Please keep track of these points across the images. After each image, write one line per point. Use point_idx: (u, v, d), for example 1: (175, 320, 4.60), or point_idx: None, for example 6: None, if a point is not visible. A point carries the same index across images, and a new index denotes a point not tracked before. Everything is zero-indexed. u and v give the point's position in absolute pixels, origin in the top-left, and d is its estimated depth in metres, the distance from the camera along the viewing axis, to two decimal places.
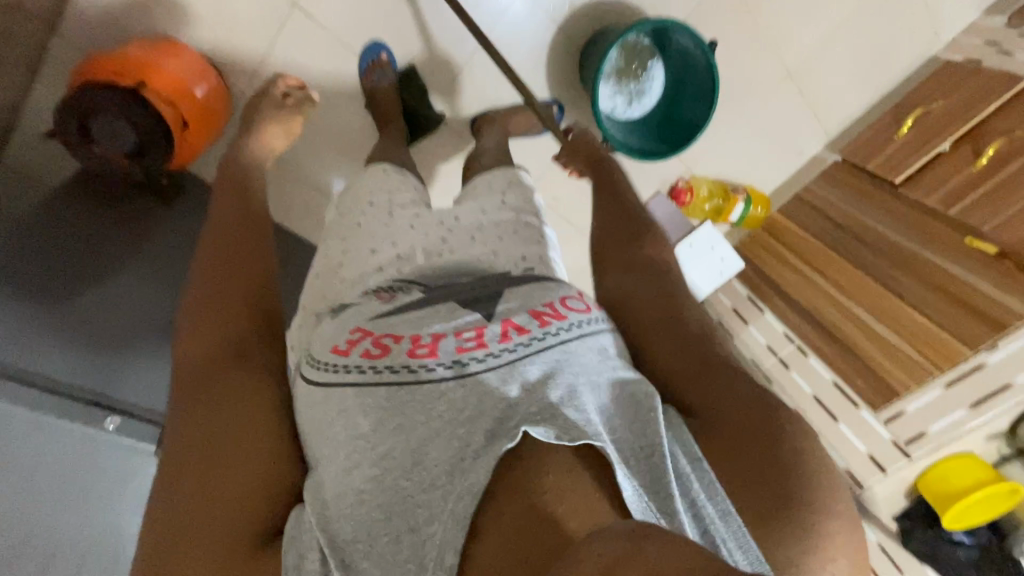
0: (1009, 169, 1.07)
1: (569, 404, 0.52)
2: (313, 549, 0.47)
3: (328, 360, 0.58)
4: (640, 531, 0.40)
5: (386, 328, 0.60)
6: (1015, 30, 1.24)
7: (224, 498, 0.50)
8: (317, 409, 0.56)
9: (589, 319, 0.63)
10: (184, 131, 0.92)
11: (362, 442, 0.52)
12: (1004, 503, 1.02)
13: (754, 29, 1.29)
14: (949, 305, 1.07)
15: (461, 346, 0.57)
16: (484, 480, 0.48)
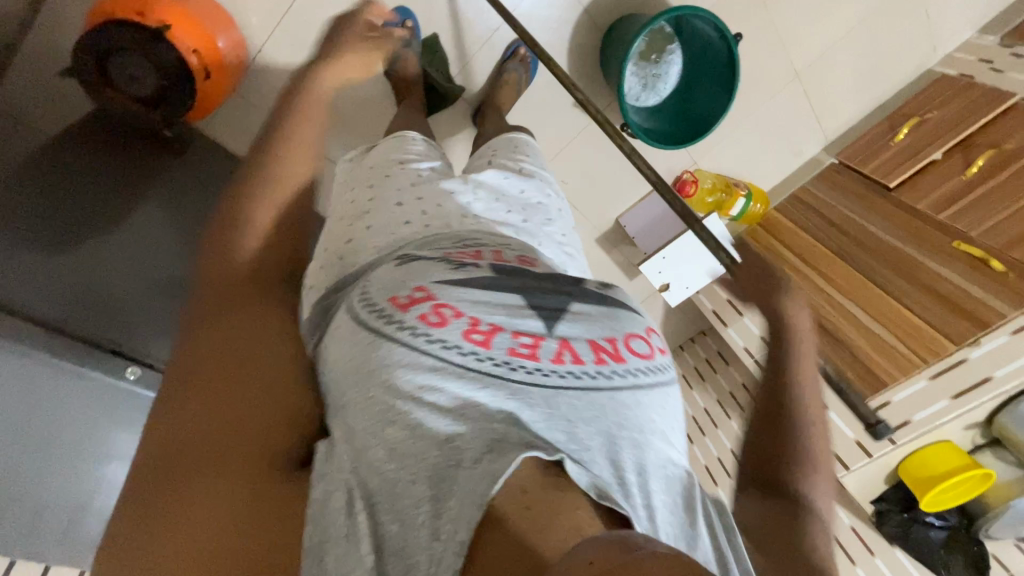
0: (997, 178, 1.14)
1: (605, 455, 0.50)
2: (341, 489, 0.45)
3: (382, 309, 0.53)
4: (626, 543, 0.37)
5: (449, 297, 0.54)
6: (1006, 49, 1.31)
7: (239, 423, 0.47)
8: (353, 349, 0.53)
9: (648, 368, 0.58)
10: (207, 83, 0.89)
11: (398, 404, 0.48)
12: (975, 487, 1.10)
13: (769, 26, 1.32)
14: (936, 303, 1.14)
15: (515, 348, 0.52)
16: (509, 468, 0.43)
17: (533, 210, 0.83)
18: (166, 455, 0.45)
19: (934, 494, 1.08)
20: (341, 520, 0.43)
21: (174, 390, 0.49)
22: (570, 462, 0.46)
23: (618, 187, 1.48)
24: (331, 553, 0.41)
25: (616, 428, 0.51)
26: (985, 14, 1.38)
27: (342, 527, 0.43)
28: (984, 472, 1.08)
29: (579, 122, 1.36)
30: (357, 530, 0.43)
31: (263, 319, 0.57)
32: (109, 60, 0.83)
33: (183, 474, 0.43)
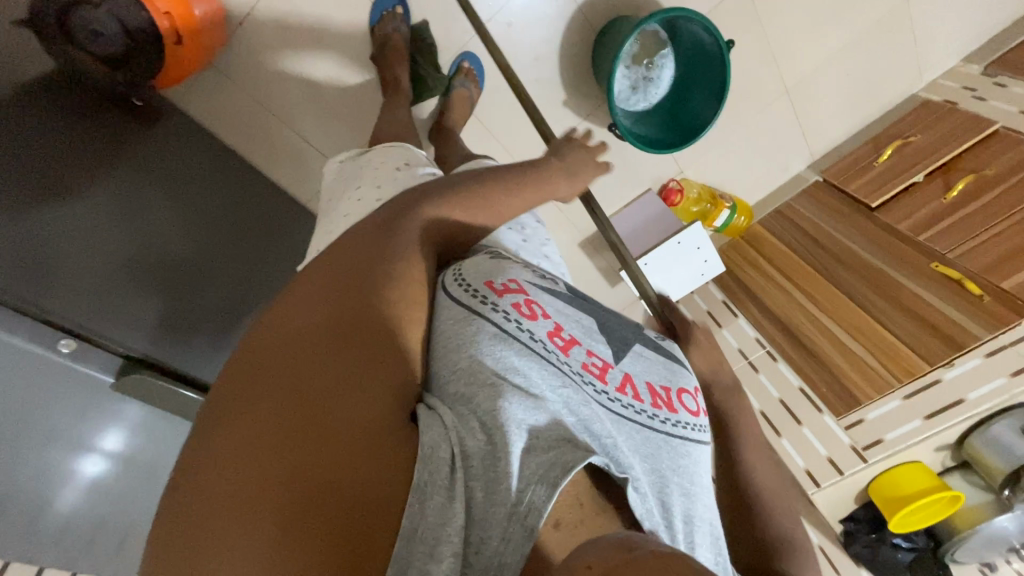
0: (975, 203, 1.16)
1: (657, 495, 0.50)
2: (444, 443, 0.45)
3: (476, 290, 0.55)
4: (629, 543, 0.35)
5: (541, 297, 0.56)
6: (990, 77, 1.34)
7: (337, 386, 0.47)
8: (446, 321, 0.55)
9: (696, 425, 0.56)
10: (176, 45, 0.95)
11: (489, 377, 0.49)
12: (943, 509, 1.08)
13: (763, 39, 1.32)
14: (913, 323, 1.14)
15: (588, 364, 0.54)
16: (580, 464, 0.44)
17: (530, 231, 0.80)
18: (233, 439, 0.43)
19: (902, 516, 1.05)
20: (443, 472, 0.44)
21: (293, 325, 0.51)
22: (632, 491, 0.47)
23: (606, 191, 1.46)
24: (430, 501, 0.42)
25: (669, 471, 0.52)
26: (971, 43, 1.41)
27: (443, 483, 0.43)
28: (952, 494, 1.05)
29: (568, 124, 1.32)
30: (455, 490, 0.43)
31: (340, 303, 0.52)
32: (70, 13, 0.85)
33: (248, 465, 0.41)
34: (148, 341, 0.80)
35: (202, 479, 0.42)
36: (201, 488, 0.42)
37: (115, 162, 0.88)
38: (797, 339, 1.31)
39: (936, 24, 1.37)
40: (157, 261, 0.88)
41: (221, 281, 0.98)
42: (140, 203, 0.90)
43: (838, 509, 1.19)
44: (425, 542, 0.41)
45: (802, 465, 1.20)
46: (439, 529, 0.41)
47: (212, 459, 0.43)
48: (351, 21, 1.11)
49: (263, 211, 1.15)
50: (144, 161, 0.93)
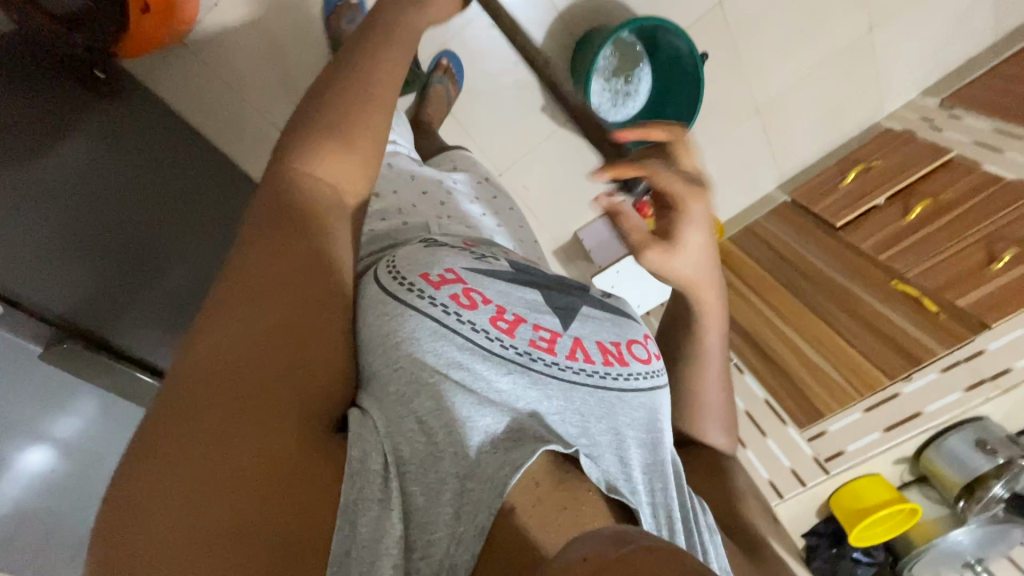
0: (933, 225, 1.22)
1: (615, 453, 0.51)
2: (377, 451, 0.42)
3: (411, 283, 0.51)
4: (623, 536, 0.31)
5: (480, 283, 0.53)
6: (945, 111, 1.43)
7: (273, 370, 0.42)
8: (376, 316, 0.51)
9: (648, 372, 0.57)
10: (143, 15, 0.93)
11: (424, 375, 0.47)
12: (902, 522, 1.07)
13: (739, 60, 1.36)
14: (876, 338, 1.16)
15: (536, 340, 0.52)
16: (530, 459, 0.43)
17: (504, 215, 0.83)
18: (160, 452, 0.36)
19: (862, 527, 1.04)
20: (376, 483, 0.41)
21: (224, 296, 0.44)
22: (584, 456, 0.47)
23: (581, 198, 1.47)
24: (363, 517, 0.39)
25: (624, 426, 0.52)
26: (927, 79, 1.50)
27: (377, 491, 0.40)
28: (911, 506, 1.05)
29: (544, 128, 1.33)
30: (389, 499, 0.41)
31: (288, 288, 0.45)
32: None
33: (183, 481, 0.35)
34: (65, 302, 0.73)
35: (119, 508, 0.35)
36: (126, 512, 0.35)
37: (69, 130, 0.81)
38: (763, 352, 1.31)
39: (898, 59, 1.45)
40: (112, 245, 0.81)
41: (180, 258, 0.94)
42: (87, 179, 0.81)
43: (798, 522, 1.16)
44: (364, 553, 0.38)
45: (766, 476, 1.16)
46: (375, 545, 0.38)
47: (134, 479, 0.36)
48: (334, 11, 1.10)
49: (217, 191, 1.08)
50: (110, 134, 0.88)
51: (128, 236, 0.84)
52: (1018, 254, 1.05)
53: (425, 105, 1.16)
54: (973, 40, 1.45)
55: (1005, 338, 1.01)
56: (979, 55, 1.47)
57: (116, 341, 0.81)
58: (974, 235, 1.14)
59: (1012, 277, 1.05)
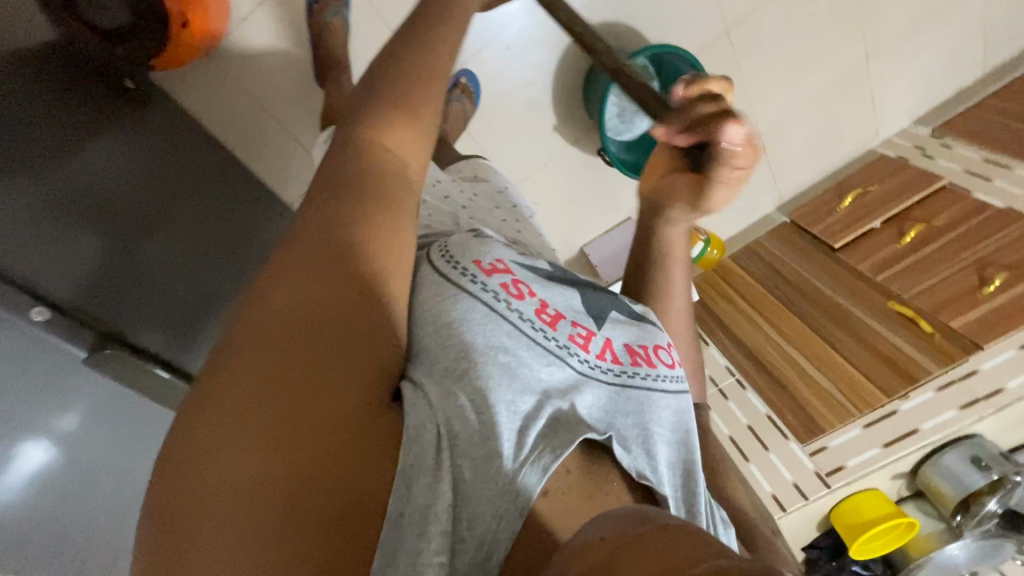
0: (927, 249, 1.29)
1: (641, 445, 0.52)
2: (431, 423, 0.45)
3: (465, 268, 0.55)
4: (640, 516, 0.35)
5: (526, 277, 0.58)
6: (937, 140, 1.50)
7: (331, 355, 0.44)
8: (431, 296, 0.54)
9: (675, 375, 0.60)
10: (182, 28, 0.98)
11: (475, 354, 0.49)
12: (899, 537, 1.09)
13: (746, 87, 1.40)
14: (874, 357, 1.21)
15: (573, 336, 0.56)
16: (572, 446, 0.46)
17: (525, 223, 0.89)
18: (218, 419, 0.39)
19: (862, 542, 1.06)
20: (428, 453, 0.44)
21: (281, 280, 0.45)
22: (618, 445, 0.50)
23: (588, 214, 1.50)
24: (416, 484, 0.43)
25: (653, 423, 0.54)
26: (919, 109, 1.57)
27: (430, 461, 0.43)
28: (908, 521, 1.08)
29: (555, 146, 1.37)
30: (442, 468, 0.43)
31: (339, 269, 0.47)
32: None
33: (243, 450, 0.38)
34: (74, 286, 0.75)
35: (180, 467, 0.38)
36: (185, 473, 0.38)
37: (104, 133, 0.89)
38: (765, 368, 1.35)
39: (893, 90, 1.52)
40: (118, 246, 0.84)
41: (189, 254, 0.96)
42: (105, 193, 0.85)
43: (800, 536, 1.17)
44: (414, 519, 0.41)
45: (769, 490, 1.18)
46: (426, 509, 0.42)
47: (192, 441, 0.39)
48: (358, 30, 1.13)
49: (227, 194, 1.10)
50: (134, 138, 0.95)
51: (133, 228, 0.87)
52: (1008, 278, 1.11)
53: (442, 121, 1.19)
54: (963, 74, 1.53)
55: (996, 359, 1.06)
56: (968, 88, 1.55)
57: (139, 341, 0.83)
58: (966, 259, 1.21)
59: (1002, 299, 1.10)
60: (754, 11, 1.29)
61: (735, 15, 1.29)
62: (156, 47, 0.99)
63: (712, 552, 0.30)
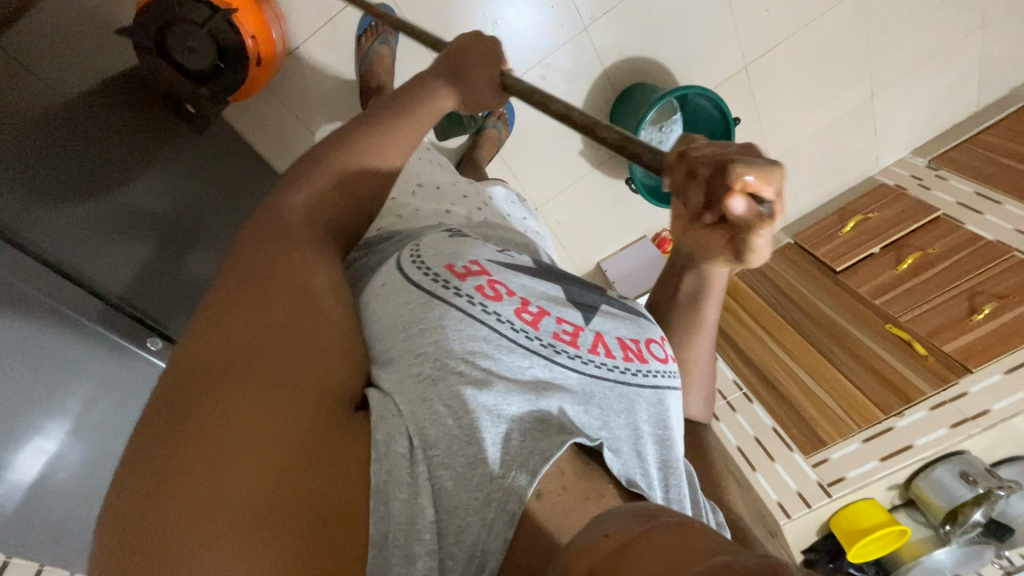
0: (923, 276, 1.39)
1: (632, 447, 0.54)
2: (402, 435, 0.47)
3: (437, 274, 0.58)
4: (646, 512, 0.38)
5: (502, 277, 0.59)
6: (932, 171, 1.61)
7: (301, 368, 0.49)
8: (405, 305, 0.57)
9: (664, 370, 0.60)
10: (258, 66, 1.04)
11: (448, 360, 0.51)
12: (893, 542, 1.19)
13: (759, 118, 1.48)
14: (872, 377, 1.31)
15: (559, 333, 0.57)
16: (558, 451, 0.47)
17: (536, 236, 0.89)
18: (201, 432, 0.42)
19: (859, 547, 1.16)
20: (403, 466, 0.46)
21: (249, 305, 0.51)
22: (608, 452, 0.50)
23: (606, 231, 1.58)
24: (395, 499, 0.44)
25: (641, 422, 0.55)
26: (916, 140, 1.68)
27: (405, 473, 0.45)
28: (901, 528, 1.18)
29: (579, 169, 1.44)
30: (418, 483, 0.45)
31: (299, 299, 0.54)
32: (169, 30, 0.95)
33: (205, 485, 0.40)
34: (122, 279, 0.88)
35: (159, 478, 0.40)
36: (169, 489, 0.40)
37: (156, 154, 0.98)
38: (770, 383, 1.44)
39: (894, 123, 1.62)
40: (161, 262, 0.95)
41: (212, 253, 1.05)
42: (148, 206, 0.94)
43: (800, 541, 1.28)
44: (399, 538, 0.43)
45: (774, 497, 1.28)
46: (409, 527, 0.44)
47: (162, 470, 0.41)
48: (403, 60, 1.19)
49: (219, 185, 1.09)
50: (188, 163, 1.03)
51: (178, 242, 0.99)
52: (996, 307, 1.22)
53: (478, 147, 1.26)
54: (958, 110, 1.63)
55: (984, 382, 1.16)
56: (962, 122, 1.66)
57: (173, 330, 0.94)
58: (957, 287, 1.31)
59: (990, 327, 1.21)
60: (771, 49, 1.38)
61: (754, 52, 1.37)
62: (238, 83, 1.03)
63: (710, 555, 0.32)
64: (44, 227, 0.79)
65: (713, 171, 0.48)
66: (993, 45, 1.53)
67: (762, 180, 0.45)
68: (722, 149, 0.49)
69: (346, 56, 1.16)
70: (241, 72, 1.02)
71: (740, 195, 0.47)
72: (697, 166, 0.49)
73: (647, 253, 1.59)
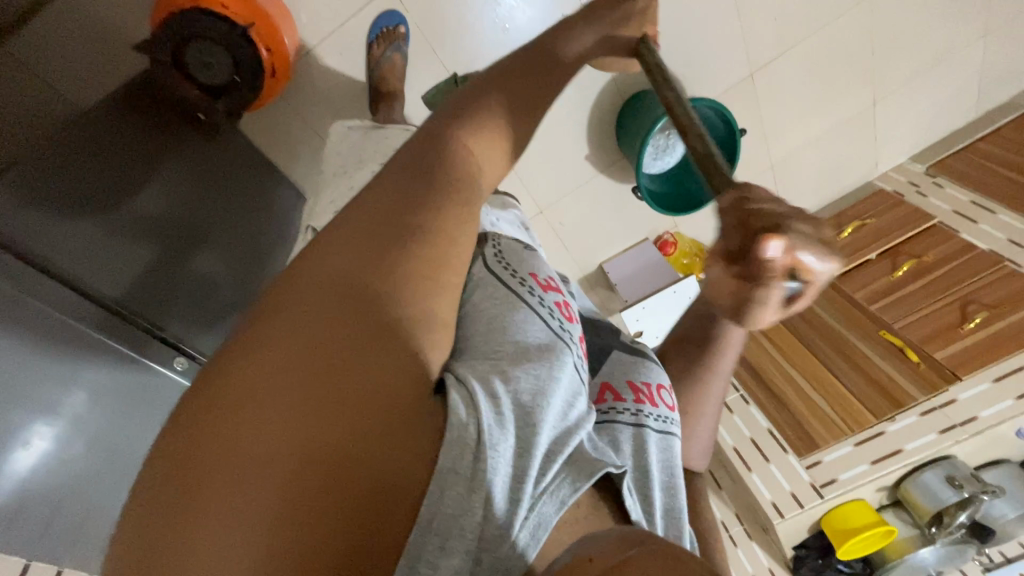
0: (918, 283, 1.43)
1: (640, 487, 0.54)
2: (470, 427, 0.43)
3: (523, 278, 0.64)
4: (636, 539, 0.37)
5: (568, 302, 0.67)
6: (930, 178, 1.64)
7: (377, 339, 0.42)
8: (492, 296, 0.60)
9: (672, 418, 0.63)
10: (271, 78, 1.05)
11: (528, 351, 0.53)
12: (880, 541, 1.25)
13: (763, 122, 1.50)
14: (866, 381, 1.35)
15: (583, 366, 0.62)
16: (586, 484, 0.46)
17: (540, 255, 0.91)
18: (264, 374, 0.37)
19: (849, 546, 1.21)
20: (466, 459, 0.42)
21: (345, 251, 0.46)
22: (628, 497, 0.51)
23: (609, 235, 1.60)
24: (450, 491, 0.41)
25: (652, 464, 0.56)
26: (916, 146, 1.70)
27: (467, 467, 0.42)
28: (888, 529, 1.23)
29: (585, 173, 1.45)
30: (477, 479, 0.41)
31: (384, 255, 0.46)
32: (187, 45, 0.96)
33: (283, 413, 0.36)
34: (103, 276, 0.85)
35: (211, 410, 0.36)
36: (212, 429, 0.35)
37: (165, 155, 0.96)
38: (766, 386, 1.49)
39: (894, 129, 1.64)
40: (168, 256, 0.95)
41: (223, 250, 1.05)
42: (151, 211, 0.93)
43: (792, 538, 1.33)
44: (443, 532, 0.40)
45: (769, 497, 1.33)
46: (456, 521, 0.40)
47: (216, 405, 0.36)
48: (413, 66, 1.19)
49: (225, 175, 1.07)
50: (198, 165, 1.01)
51: (187, 243, 0.98)
52: (987, 317, 1.26)
53: None
54: (959, 117, 1.65)
55: (973, 390, 1.20)
56: (961, 129, 1.68)
57: (187, 345, 0.96)
58: (949, 296, 1.35)
59: (980, 335, 1.25)
60: (778, 57, 1.38)
61: (760, 60, 1.38)
62: (253, 95, 1.05)
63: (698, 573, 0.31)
64: (38, 223, 0.78)
65: (765, 226, 0.40)
66: (996, 55, 1.54)
67: (814, 261, 0.41)
68: (780, 210, 0.42)
69: (356, 60, 1.16)
70: (256, 85, 1.04)
71: (783, 255, 0.40)
72: (750, 215, 0.42)
73: (649, 256, 1.61)
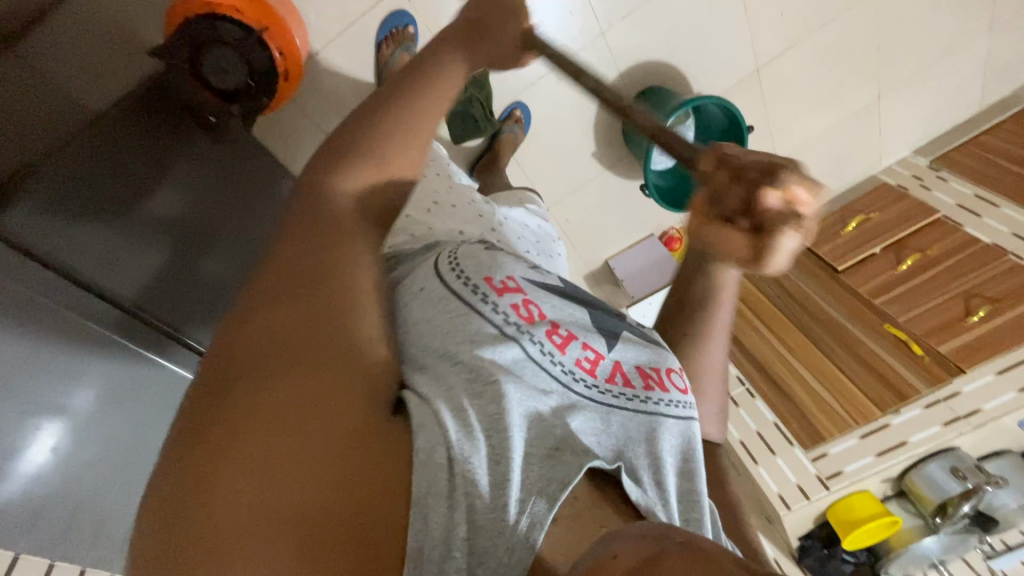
0: (925, 276, 1.44)
1: (652, 475, 0.52)
2: (440, 444, 0.44)
3: (476, 287, 0.56)
4: (655, 534, 0.37)
5: (538, 296, 0.58)
6: (934, 171, 1.65)
7: (318, 379, 0.43)
8: (441, 313, 0.55)
9: (687, 401, 0.59)
10: (285, 82, 1.08)
11: (477, 372, 0.50)
12: (886, 531, 1.25)
13: (769, 118, 1.50)
14: (867, 372, 1.38)
15: (581, 360, 0.56)
16: (574, 476, 0.47)
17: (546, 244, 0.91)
18: (230, 434, 0.39)
19: (853, 536, 1.23)
20: (441, 479, 0.43)
21: (278, 295, 0.47)
22: (626, 477, 0.51)
23: (615, 232, 1.60)
24: (433, 515, 0.42)
25: (664, 451, 0.54)
26: (919, 140, 1.71)
27: (443, 486, 0.43)
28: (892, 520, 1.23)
29: (592, 170, 1.45)
30: (456, 497, 0.42)
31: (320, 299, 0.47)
32: (203, 51, 0.97)
33: (238, 484, 0.37)
34: (126, 283, 0.85)
35: (180, 486, 0.37)
36: (191, 499, 0.37)
37: (173, 159, 0.95)
38: (773, 380, 1.51)
39: (897, 123, 1.64)
40: (178, 261, 0.93)
41: (235, 255, 1.03)
42: (169, 213, 0.93)
43: (798, 528, 1.35)
44: (433, 556, 0.40)
45: (775, 489, 1.35)
46: (445, 542, 0.41)
47: (185, 478, 0.38)
48: None
49: (239, 176, 1.05)
50: (212, 166, 1.01)
51: (195, 247, 0.96)
52: (991, 310, 1.27)
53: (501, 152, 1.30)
54: (962, 111, 1.66)
55: (975, 383, 1.21)
56: (966, 123, 1.68)
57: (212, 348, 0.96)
58: (956, 288, 1.36)
59: (985, 328, 1.26)
60: (783, 52, 1.39)
61: (767, 56, 1.38)
62: (267, 100, 1.05)
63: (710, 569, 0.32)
64: (58, 231, 0.78)
65: (760, 169, 0.44)
66: (1001, 49, 1.54)
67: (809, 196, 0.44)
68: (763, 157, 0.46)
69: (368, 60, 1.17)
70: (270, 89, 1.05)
71: (779, 198, 0.44)
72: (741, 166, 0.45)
73: (655, 251, 1.62)
